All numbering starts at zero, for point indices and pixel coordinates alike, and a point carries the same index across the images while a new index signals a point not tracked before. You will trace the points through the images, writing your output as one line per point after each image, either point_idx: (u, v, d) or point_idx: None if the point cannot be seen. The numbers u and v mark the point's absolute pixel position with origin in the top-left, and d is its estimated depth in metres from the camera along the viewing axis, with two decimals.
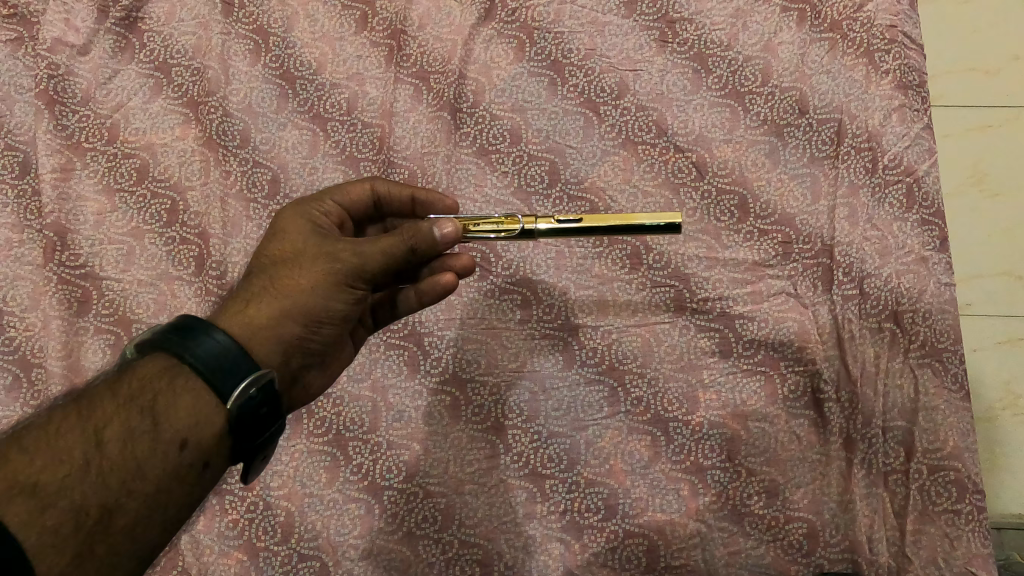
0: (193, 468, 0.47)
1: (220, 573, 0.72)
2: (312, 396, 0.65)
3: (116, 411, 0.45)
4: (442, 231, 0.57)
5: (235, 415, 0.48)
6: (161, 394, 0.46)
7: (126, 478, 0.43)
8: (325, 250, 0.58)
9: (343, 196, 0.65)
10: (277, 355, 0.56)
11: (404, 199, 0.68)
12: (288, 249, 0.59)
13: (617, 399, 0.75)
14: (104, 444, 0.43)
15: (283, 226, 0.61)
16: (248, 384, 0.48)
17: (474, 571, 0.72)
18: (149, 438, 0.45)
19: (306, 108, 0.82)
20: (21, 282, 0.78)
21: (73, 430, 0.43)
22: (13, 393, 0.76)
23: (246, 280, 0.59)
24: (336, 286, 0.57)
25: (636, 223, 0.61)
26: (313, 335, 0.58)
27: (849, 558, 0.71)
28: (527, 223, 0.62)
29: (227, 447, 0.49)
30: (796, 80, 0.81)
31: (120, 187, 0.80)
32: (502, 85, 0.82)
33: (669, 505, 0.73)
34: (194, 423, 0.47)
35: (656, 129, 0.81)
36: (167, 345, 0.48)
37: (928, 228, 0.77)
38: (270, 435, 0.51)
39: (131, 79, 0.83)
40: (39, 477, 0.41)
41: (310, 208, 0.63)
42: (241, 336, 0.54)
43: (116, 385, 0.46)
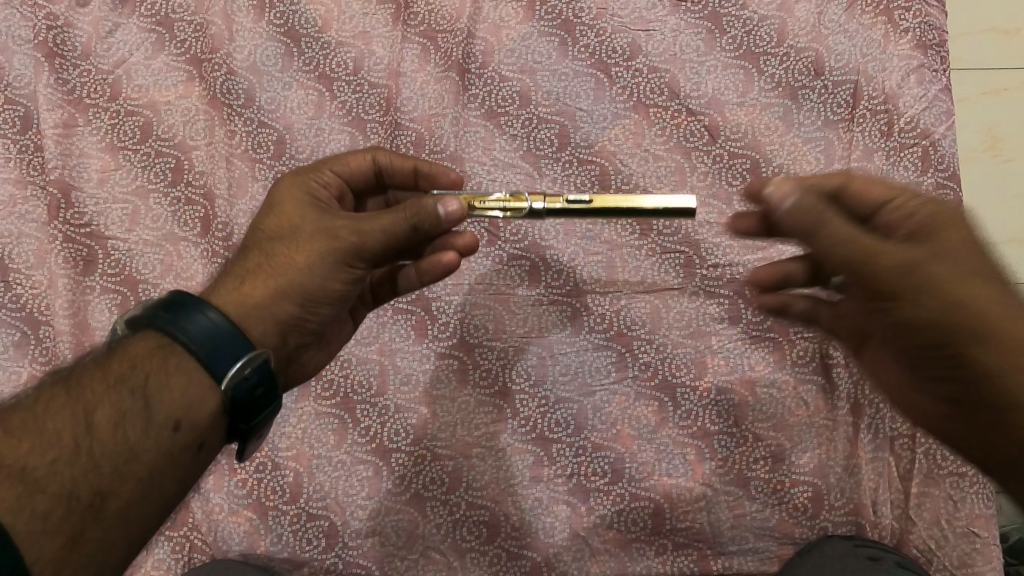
0: (187, 450, 0.48)
1: (230, 531, 0.73)
2: (308, 373, 0.65)
3: (106, 393, 0.46)
4: (446, 209, 0.56)
5: (229, 396, 0.48)
6: (153, 374, 0.47)
7: (116, 462, 0.44)
8: (323, 227, 0.57)
9: (343, 167, 0.64)
10: (273, 334, 0.56)
11: (406, 170, 0.66)
12: (285, 224, 0.58)
13: (625, 364, 0.75)
14: (94, 427, 0.44)
15: (280, 198, 0.59)
16: (241, 365, 0.48)
17: (482, 532, 0.73)
18: (141, 420, 0.46)
19: (311, 67, 0.80)
20: (26, 239, 0.78)
21: (62, 414, 0.44)
22: (23, 349, 0.76)
23: (244, 254, 0.58)
24: (335, 265, 0.56)
25: (641, 206, 0.58)
26: (311, 315, 0.58)
27: (853, 520, 0.72)
28: (532, 201, 0.59)
29: (222, 425, 0.50)
30: (813, 40, 0.79)
31: (123, 145, 0.79)
32: (511, 44, 0.80)
33: (675, 470, 0.74)
34: (188, 404, 0.47)
35: (669, 91, 0.79)
36: (156, 323, 0.48)
37: (943, 193, 0.76)
38: (265, 416, 0.52)
39: (133, 33, 0.81)
40: (27, 462, 0.42)
41: (309, 179, 0.61)
42: (234, 314, 0.54)
43: (106, 365, 0.47)
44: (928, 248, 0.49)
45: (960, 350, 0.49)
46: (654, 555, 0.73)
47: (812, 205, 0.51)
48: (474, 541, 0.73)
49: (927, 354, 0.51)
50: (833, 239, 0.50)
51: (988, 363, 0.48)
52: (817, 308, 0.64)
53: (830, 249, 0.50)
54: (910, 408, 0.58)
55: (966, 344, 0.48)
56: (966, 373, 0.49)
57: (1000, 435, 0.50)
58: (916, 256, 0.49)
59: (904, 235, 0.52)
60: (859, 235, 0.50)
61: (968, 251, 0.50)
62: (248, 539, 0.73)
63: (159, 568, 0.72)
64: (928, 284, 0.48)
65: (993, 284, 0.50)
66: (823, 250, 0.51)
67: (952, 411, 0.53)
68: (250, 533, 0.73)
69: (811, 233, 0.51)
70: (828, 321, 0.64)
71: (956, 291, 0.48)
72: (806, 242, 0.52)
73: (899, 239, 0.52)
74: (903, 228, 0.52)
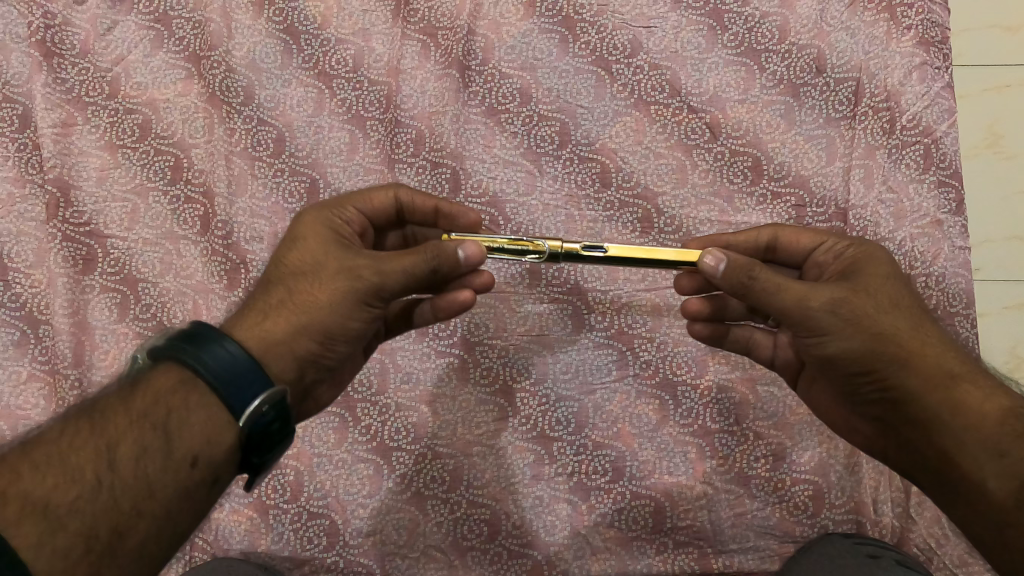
0: (203, 484, 0.48)
1: (230, 530, 0.73)
2: (318, 408, 0.63)
3: (128, 427, 0.46)
4: (466, 253, 0.54)
5: (247, 431, 0.48)
6: (174, 409, 0.47)
7: (136, 499, 0.44)
8: (346, 265, 0.56)
9: (367, 205, 0.63)
10: (291, 369, 0.56)
11: (428, 209, 0.65)
12: (309, 260, 0.57)
13: (626, 362, 0.75)
14: (116, 462, 0.44)
15: (303, 232, 0.59)
16: (261, 401, 0.48)
17: (483, 530, 0.73)
18: (161, 455, 0.46)
19: (311, 64, 0.80)
20: (25, 238, 0.78)
21: (86, 448, 0.44)
22: (22, 348, 0.76)
23: (266, 287, 0.58)
24: (355, 304, 0.56)
25: (659, 258, 0.57)
26: (328, 351, 0.57)
27: (854, 519, 0.72)
28: (552, 246, 0.57)
29: (236, 460, 0.49)
30: (814, 37, 0.78)
31: (122, 143, 0.79)
32: (512, 41, 0.80)
33: (676, 468, 0.74)
34: (206, 440, 0.47)
35: (670, 88, 0.79)
36: (180, 356, 0.48)
37: (944, 190, 0.76)
38: (278, 452, 0.52)
39: (131, 31, 0.80)
40: (50, 497, 0.41)
41: (333, 215, 0.60)
42: (255, 350, 0.54)
43: (129, 398, 0.47)
44: (844, 287, 0.55)
45: (881, 375, 0.54)
46: (655, 553, 0.73)
47: (742, 258, 0.54)
48: (475, 539, 0.73)
49: (855, 381, 0.55)
50: (767, 288, 0.54)
51: (908, 385, 0.53)
52: (753, 337, 0.66)
53: (766, 299, 0.54)
54: (848, 427, 0.62)
55: (887, 369, 0.54)
56: (891, 396, 0.54)
57: (922, 447, 0.54)
58: (838, 295, 0.54)
59: (834, 275, 0.59)
60: (789, 283, 0.54)
61: (887, 288, 0.56)
62: (249, 538, 0.73)
63: None
64: (851, 319, 0.54)
65: (912, 316, 0.55)
66: (759, 301, 0.55)
67: (883, 431, 0.57)
68: (251, 532, 0.73)
69: (745, 292, 0.55)
70: (764, 350, 0.67)
71: (876, 323, 0.54)
72: (740, 296, 0.56)
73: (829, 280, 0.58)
74: (832, 269, 0.60)
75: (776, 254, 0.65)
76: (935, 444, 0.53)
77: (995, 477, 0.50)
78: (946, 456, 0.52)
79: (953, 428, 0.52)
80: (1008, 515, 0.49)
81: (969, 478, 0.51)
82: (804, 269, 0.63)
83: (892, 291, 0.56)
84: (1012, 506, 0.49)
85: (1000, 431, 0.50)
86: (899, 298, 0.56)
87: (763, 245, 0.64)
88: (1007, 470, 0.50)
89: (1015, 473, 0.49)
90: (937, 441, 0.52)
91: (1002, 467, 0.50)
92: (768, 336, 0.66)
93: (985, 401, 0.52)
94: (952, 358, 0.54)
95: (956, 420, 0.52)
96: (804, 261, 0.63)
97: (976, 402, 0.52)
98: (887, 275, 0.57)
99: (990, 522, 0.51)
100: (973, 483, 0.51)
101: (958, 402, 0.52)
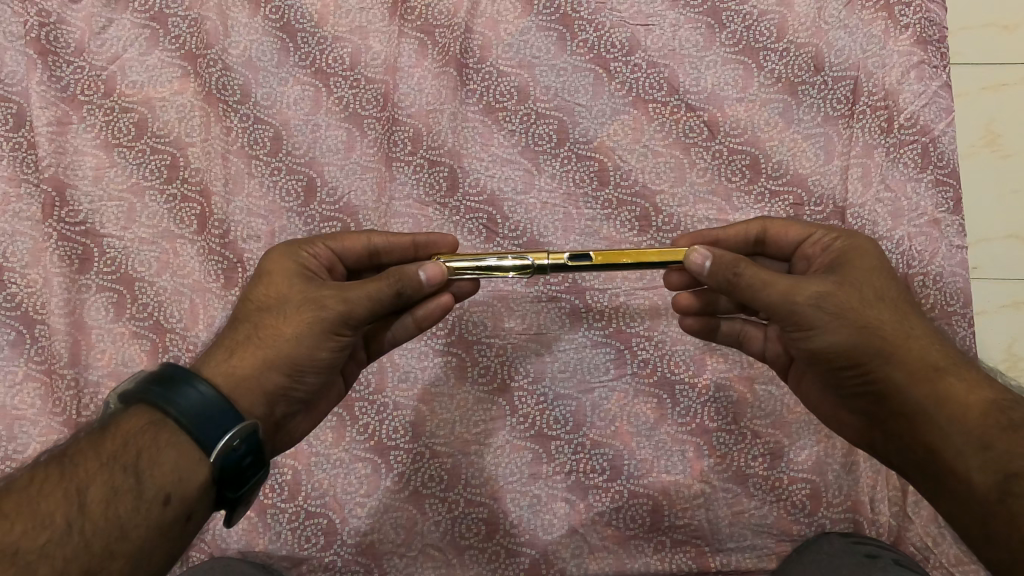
0: (177, 522, 0.47)
1: (228, 530, 0.73)
2: (294, 439, 0.62)
3: (99, 469, 0.46)
4: (427, 273, 0.56)
5: (218, 466, 0.48)
6: (144, 449, 0.47)
7: (108, 541, 0.44)
8: (310, 296, 0.57)
9: (337, 241, 0.63)
10: (261, 404, 0.55)
11: (405, 245, 0.64)
12: (274, 294, 0.58)
13: (623, 361, 0.75)
14: (86, 505, 0.44)
15: (270, 269, 0.59)
16: (231, 436, 0.48)
17: (481, 529, 0.73)
18: (132, 496, 0.46)
19: (308, 62, 0.80)
20: (21, 238, 0.77)
21: (56, 492, 0.44)
22: (18, 348, 0.76)
23: (234, 325, 0.58)
24: (322, 334, 0.56)
25: (647, 261, 0.57)
26: (298, 384, 0.57)
27: (851, 517, 0.72)
28: (539, 259, 0.57)
29: (211, 496, 0.49)
30: (812, 35, 0.78)
31: (118, 142, 0.79)
32: (509, 39, 0.80)
33: (674, 467, 0.74)
34: (177, 478, 0.47)
35: (668, 87, 0.79)
36: (149, 399, 0.49)
37: (942, 189, 0.76)
38: (252, 486, 0.51)
39: (126, 29, 0.80)
40: (20, 544, 0.42)
41: (301, 250, 0.61)
42: (223, 386, 0.54)
43: (99, 441, 0.47)
44: (833, 280, 0.56)
45: (869, 368, 0.54)
46: (652, 552, 0.73)
47: (726, 254, 0.55)
48: (473, 538, 0.73)
49: (841, 374, 0.55)
50: (751, 283, 0.55)
51: (893, 377, 0.53)
52: (744, 329, 0.67)
53: (751, 294, 0.55)
54: (837, 422, 0.61)
55: (874, 362, 0.53)
56: (876, 388, 0.54)
57: (909, 442, 0.53)
58: (822, 287, 0.55)
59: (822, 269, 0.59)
60: (774, 278, 0.54)
61: (872, 282, 0.56)
62: (246, 538, 0.73)
63: None
64: (837, 311, 0.54)
65: (897, 310, 0.56)
66: (745, 296, 0.55)
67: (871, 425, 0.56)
68: (248, 532, 0.73)
69: (730, 287, 0.56)
70: (755, 343, 0.67)
71: (861, 315, 0.54)
72: (726, 292, 0.56)
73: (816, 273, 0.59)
74: (821, 262, 0.60)
75: (766, 247, 0.65)
76: (923, 440, 0.52)
77: (979, 468, 0.49)
78: (932, 448, 0.51)
79: (939, 421, 0.51)
80: (993, 507, 0.48)
81: (955, 475, 0.50)
82: (794, 262, 0.63)
83: (878, 286, 0.56)
84: (996, 498, 0.48)
85: (985, 423, 0.50)
86: (885, 291, 0.56)
87: (753, 239, 0.64)
88: (992, 462, 0.49)
89: (1000, 465, 0.48)
90: (924, 433, 0.52)
91: (986, 460, 0.49)
92: (758, 328, 0.67)
93: (969, 394, 0.51)
94: (936, 351, 0.54)
95: (941, 413, 0.51)
96: (794, 254, 0.63)
97: (959, 393, 0.51)
98: (874, 269, 0.57)
99: (976, 515, 0.49)
100: (959, 476, 0.50)
101: (942, 395, 0.52)
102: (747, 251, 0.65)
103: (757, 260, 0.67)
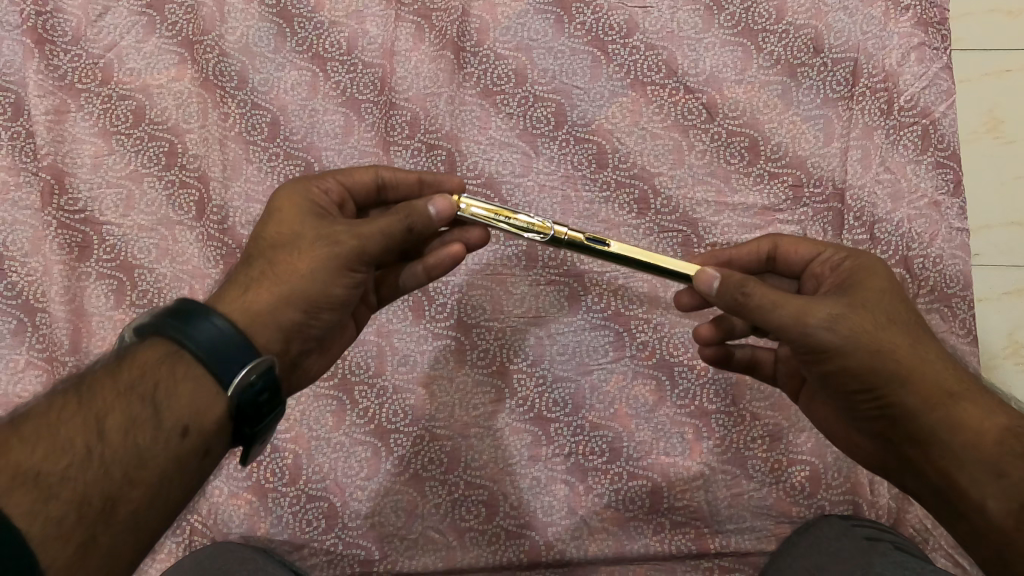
0: (194, 456, 0.48)
1: (230, 514, 0.73)
2: (310, 378, 0.63)
3: (116, 399, 0.46)
4: (436, 208, 0.57)
5: (236, 402, 0.48)
6: (162, 381, 0.47)
7: (128, 469, 0.44)
8: (323, 233, 0.57)
9: (345, 175, 0.62)
10: (277, 341, 0.55)
11: (411, 182, 0.64)
12: (286, 232, 0.57)
13: (622, 344, 0.75)
14: (105, 433, 0.44)
15: (280, 206, 0.59)
16: (247, 372, 0.48)
17: (481, 511, 0.73)
18: (151, 426, 0.46)
19: (305, 47, 0.80)
20: (20, 227, 0.78)
21: (75, 419, 0.44)
22: (19, 336, 0.76)
23: (245, 262, 0.58)
24: (337, 271, 0.56)
25: (661, 265, 0.58)
26: (313, 321, 0.57)
27: (850, 499, 0.72)
28: (558, 231, 0.58)
29: (228, 431, 0.49)
30: (811, 17, 0.78)
31: (117, 130, 0.79)
32: (507, 22, 0.79)
33: (673, 449, 0.74)
34: (195, 410, 0.47)
35: (667, 69, 0.78)
36: (166, 331, 0.48)
37: (942, 171, 0.76)
38: (268, 422, 0.51)
39: (123, 17, 0.80)
40: (41, 468, 0.42)
41: (309, 186, 0.60)
42: (240, 321, 0.54)
43: (117, 371, 0.47)
44: (845, 303, 0.54)
45: (883, 393, 0.53)
46: (652, 534, 0.73)
47: (734, 275, 0.54)
48: (473, 520, 0.73)
49: (856, 398, 0.54)
50: (762, 304, 0.53)
51: (907, 403, 0.52)
52: (756, 352, 0.68)
53: (763, 317, 0.53)
54: (850, 445, 0.61)
55: (889, 387, 0.52)
56: (890, 412, 0.53)
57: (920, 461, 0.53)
58: (836, 309, 0.53)
59: (830, 287, 0.58)
60: (783, 298, 0.53)
61: (882, 302, 0.55)
62: (248, 521, 0.73)
63: (161, 551, 0.72)
64: (850, 336, 0.52)
65: (908, 330, 0.54)
66: (755, 318, 0.54)
67: (884, 449, 0.56)
68: (250, 516, 0.73)
69: (740, 308, 0.54)
70: (766, 364, 0.68)
71: (874, 339, 0.52)
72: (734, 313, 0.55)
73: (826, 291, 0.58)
74: (829, 281, 0.59)
75: (776, 265, 0.65)
76: (936, 465, 0.52)
77: (994, 496, 0.49)
78: (946, 474, 0.51)
79: (953, 447, 0.51)
80: (1008, 535, 0.49)
81: (969, 500, 0.50)
82: (802, 280, 0.63)
83: (889, 306, 0.55)
84: (1011, 527, 0.49)
85: (999, 450, 0.50)
86: (895, 313, 0.54)
87: (764, 257, 0.64)
88: (1007, 490, 0.49)
89: (1014, 494, 0.49)
90: (938, 459, 0.52)
91: (1001, 488, 0.49)
92: (768, 350, 0.68)
93: (983, 420, 0.51)
94: (951, 376, 0.53)
95: (956, 439, 0.51)
96: (803, 272, 0.63)
97: (974, 420, 0.51)
98: (883, 288, 0.56)
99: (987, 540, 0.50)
100: (973, 502, 0.50)
101: (957, 422, 0.51)
102: (757, 268, 0.65)
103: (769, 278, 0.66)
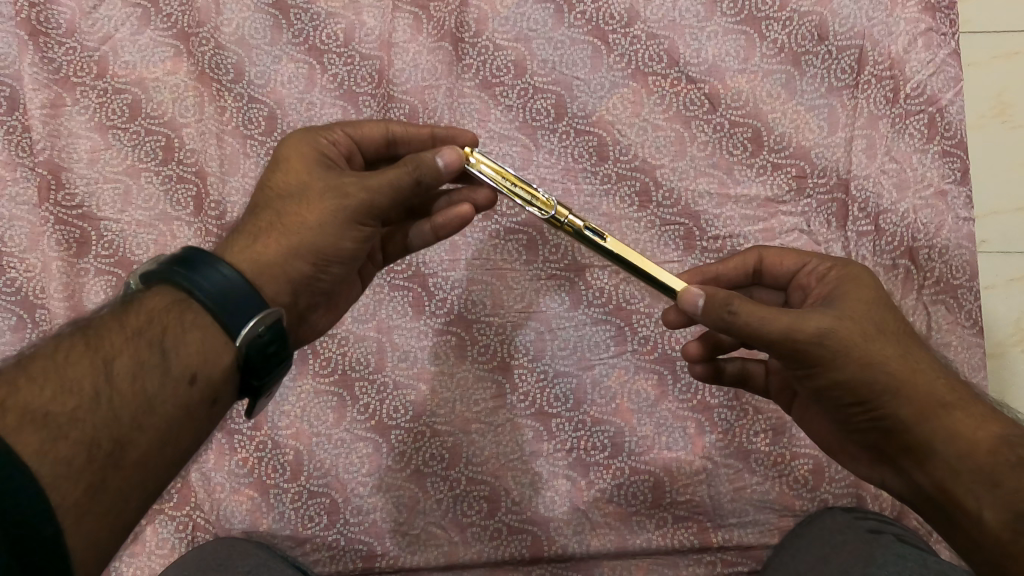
0: (202, 404, 0.48)
1: (231, 510, 0.73)
2: (314, 334, 0.64)
3: (125, 343, 0.45)
4: (445, 159, 0.55)
5: (244, 352, 0.49)
6: (170, 328, 0.47)
7: (138, 413, 0.44)
8: (330, 186, 0.56)
9: (353, 127, 0.62)
10: (285, 293, 0.56)
11: (422, 137, 0.63)
12: (294, 181, 0.57)
13: (624, 338, 0.75)
14: (114, 375, 0.44)
15: (287, 155, 0.58)
16: (256, 324, 0.49)
17: (483, 506, 0.73)
18: (159, 372, 0.45)
19: (302, 39, 0.78)
20: (18, 222, 0.77)
21: (83, 360, 0.43)
22: (18, 332, 0.76)
23: (252, 213, 0.58)
24: (346, 223, 0.56)
25: (652, 273, 0.56)
26: (322, 275, 0.58)
27: (853, 493, 0.72)
28: (559, 211, 0.57)
29: (236, 382, 0.50)
30: (816, 4, 0.76)
31: (113, 124, 0.78)
32: (506, 12, 0.78)
33: (675, 443, 0.73)
34: (203, 358, 0.47)
35: (668, 58, 0.77)
36: (173, 278, 0.48)
37: (949, 160, 0.75)
38: (274, 376, 0.52)
39: (117, 8, 0.79)
40: (49, 408, 0.40)
41: (317, 136, 0.59)
42: (249, 272, 0.54)
43: (124, 317, 0.46)
44: (833, 313, 0.53)
45: (874, 405, 0.52)
46: (654, 528, 0.72)
47: (719, 293, 0.52)
48: (475, 516, 0.73)
49: (849, 410, 0.54)
50: (751, 321, 0.51)
51: (900, 414, 0.51)
52: (747, 367, 0.67)
53: (752, 333, 0.51)
54: (848, 457, 0.61)
55: (880, 399, 0.52)
56: (884, 425, 0.52)
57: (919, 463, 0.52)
58: (824, 322, 0.52)
59: (815, 300, 0.58)
60: (772, 313, 0.51)
61: (870, 313, 0.54)
62: (249, 518, 0.73)
63: (163, 547, 0.72)
64: (838, 350, 0.51)
65: (899, 343, 0.53)
66: (745, 335, 0.52)
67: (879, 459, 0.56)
68: (252, 512, 0.73)
69: (728, 326, 0.52)
70: (759, 377, 0.67)
71: (864, 351, 0.51)
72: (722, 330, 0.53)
73: (812, 303, 0.57)
74: (815, 292, 0.59)
75: (763, 277, 0.64)
76: (930, 473, 0.51)
77: (990, 507, 0.49)
78: (940, 484, 0.51)
79: (948, 457, 0.50)
80: (1007, 547, 0.48)
81: (964, 508, 0.50)
82: (789, 291, 0.62)
83: (877, 317, 0.54)
84: (1009, 537, 0.48)
85: (993, 460, 0.49)
86: (884, 323, 0.54)
87: (751, 269, 0.64)
88: (1000, 500, 0.48)
89: (1009, 504, 0.48)
90: (934, 469, 0.51)
91: (996, 498, 0.48)
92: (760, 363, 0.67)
93: (977, 428, 0.50)
94: (942, 385, 0.52)
95: (949, 449, 0.50)
96: (790, 283, 0.62)
97: (968, 430, 0.50)
98: (871, 299, 0.55)
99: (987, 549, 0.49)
100: (970, 511, 0.50)
101: (951, 431, 0.50)
102: (744, 281, 0.65)
103: (756, 293, 0.66)
